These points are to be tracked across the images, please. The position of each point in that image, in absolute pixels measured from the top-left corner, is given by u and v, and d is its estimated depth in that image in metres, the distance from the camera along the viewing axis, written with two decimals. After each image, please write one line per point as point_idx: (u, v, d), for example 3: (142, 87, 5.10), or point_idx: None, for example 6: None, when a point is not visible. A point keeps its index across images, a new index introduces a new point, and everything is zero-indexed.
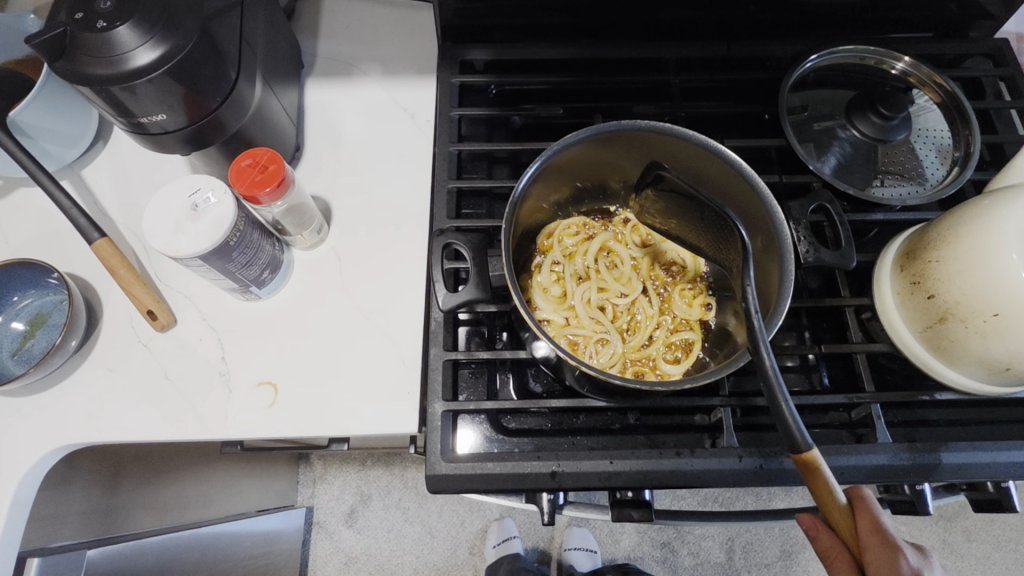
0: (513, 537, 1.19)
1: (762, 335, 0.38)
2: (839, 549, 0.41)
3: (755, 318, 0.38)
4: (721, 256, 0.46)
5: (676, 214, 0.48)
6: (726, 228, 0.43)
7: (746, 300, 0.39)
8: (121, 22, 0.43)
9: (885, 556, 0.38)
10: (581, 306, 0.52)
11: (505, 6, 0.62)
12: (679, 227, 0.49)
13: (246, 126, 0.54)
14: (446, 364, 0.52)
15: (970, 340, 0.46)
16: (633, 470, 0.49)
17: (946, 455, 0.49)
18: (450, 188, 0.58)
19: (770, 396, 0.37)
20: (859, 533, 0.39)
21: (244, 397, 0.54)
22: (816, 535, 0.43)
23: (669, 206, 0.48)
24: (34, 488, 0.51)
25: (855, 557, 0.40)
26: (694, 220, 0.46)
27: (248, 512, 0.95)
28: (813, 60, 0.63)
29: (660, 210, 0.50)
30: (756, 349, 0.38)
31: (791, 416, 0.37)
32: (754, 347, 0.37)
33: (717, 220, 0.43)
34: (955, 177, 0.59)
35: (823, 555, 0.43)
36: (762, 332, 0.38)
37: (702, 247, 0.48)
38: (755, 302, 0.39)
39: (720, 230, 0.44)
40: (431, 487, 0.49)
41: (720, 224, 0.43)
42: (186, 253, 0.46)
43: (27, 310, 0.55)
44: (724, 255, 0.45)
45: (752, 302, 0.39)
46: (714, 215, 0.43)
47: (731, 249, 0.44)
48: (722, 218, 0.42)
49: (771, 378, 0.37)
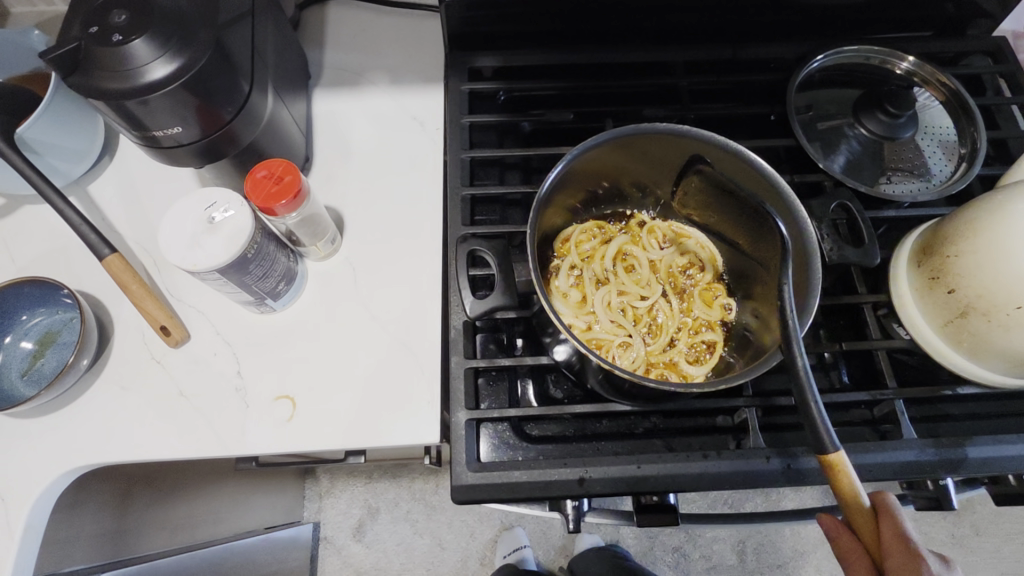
0: (523, 547, 1.18)
1: (796, 333, 0.38)
2: (859, 551, 0.41)
3: (788, 317, 0.39)
4: (761, 254, 0.47)
5: (717, 209, 0.49)
6: (763, 223, 0.44)
7: (782, 299, 0.39)
8: (136, 36, 0.42)
9: (908, 563, 0.38)
10: (601, 310, 0.52)
11: (512, 13, 0.62)
12: (719, 222, 0.50)
13: (258, 138, 0.53)
14: (467, 372, 0.51)
15: (992, 332, 0.46)
16: (661, 474, 0.49)
17: (970, 449, 0.50)
18: (464, 195, 0.58)
19: (800, 394, 0.37)
20: (881, 537, 0.39)
21: (261, 411, 0.53)
22: (836, 537, 0.43)
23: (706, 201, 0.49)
24: (46, 512, 0.50)
25: (874, 559, 0.40)
26: (735, 216, 0.47)
27: (256, 529, 0.93)
28: (819, 60, 0.64)
29: (699, 205, 0.51)
30: (789, 347, 0.38)
31: (819, 415, 0.37)
32: (788, 346, 0.37)
33: (758, 217, 0.44)
34: (963, 173, 0.60)
35: (841, 557, 0.43)
36: (796, 331, 0.38)
37: (740, 243, 0.49)
38: (791, 300, 0.39)
39: (757, 227, 0.45)
40: (457, 498, 0.48)
41: (758, 221, 0.44)
42: (204, 267, 0.45)
43: (36, 328, 0.54)
44: (775, 244, 0.43)
45: (786, 300, 0.39)
46: (754, 212, 0.44)
47: (770, 245, 0.44)
48: (760, 214, 0.43)
49: (802, 377, 0.37)
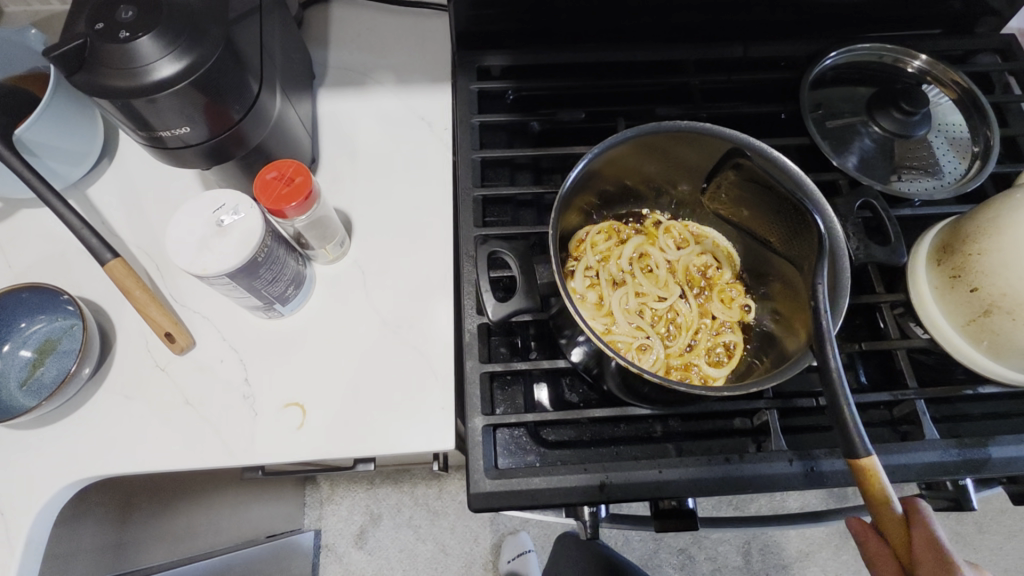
0: (528, 551, 1.17)
1: (829, 332, 0.38)
2: (887, 556, 0.40)
3: (823, 316, 0.38)
4: (793, 253, 0.46)
5: (751, 206, 0.49)
6: (801, 221, 0.44)
7: (816, 298, 0.39)
8: (143, 32, 0.41)
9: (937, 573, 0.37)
10: (619, 311, 0.51)
11: (521, 11, 0.61)
12: (751, 218, 0.50)
13: (266, 139, 0.52)
14: (483, 377, 0.50)
15: (1017, 331, 0.45)
16: (682, 479, 0.48)
17: (993, 449, 0.49)
18: (475, 196, 0.57)
19: (831, 396, 0.36)
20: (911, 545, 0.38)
21: (271, 419, 0.52)
22: (864, 540, 0.42)
23: (741, 196, 0.49)
24: (48, 527, 0.48)
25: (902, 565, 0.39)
26: (772, 213, 0.47)
27: (258, 538, 0.91)
28: (831, 58, 0.64)
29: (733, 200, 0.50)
30: (821, 347, 0.37)
31: (850, 418, 0.36)
32: (821, 346, 0.37)
33: (796, 214, 0.44)
34: (978, 171, 0.59)
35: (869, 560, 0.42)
36: (829, 331, 0.38)
37: (770, 241, 0.49)
38: (825, 300, 0.38)
39: (793, 225, 0.45)
40: (475, 507, 0.47)
41: (797, 219, 0.44)
42: (213, 271, 0.43)
43: (35, 336, 0.53)
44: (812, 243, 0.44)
45: (821, 300, 0.39)
46: (793, 209, 0.44)
47: (806, 244, 0.44)
48: (799, 210, 0.43)
49: (835, 379, 0.36)
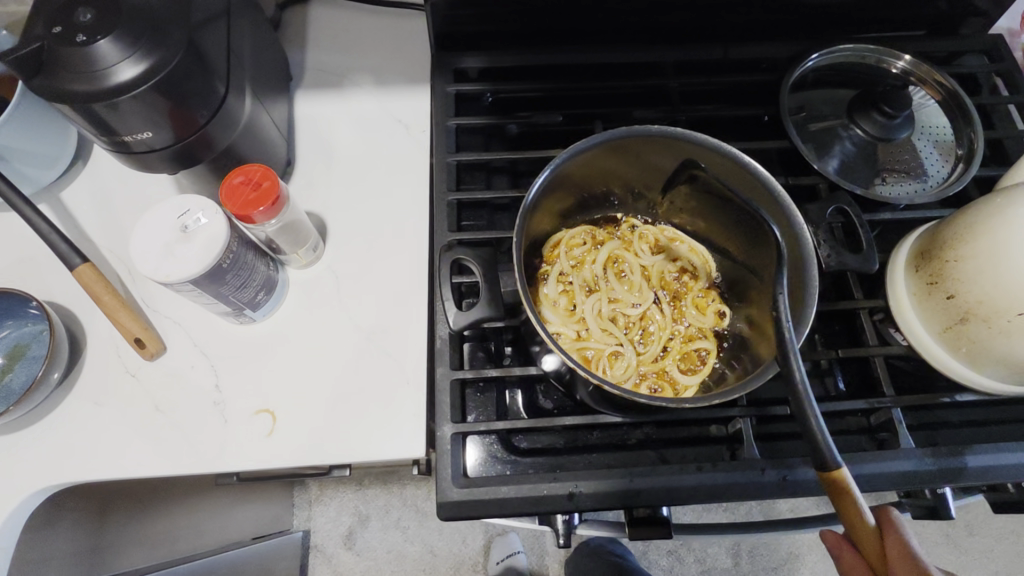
0: (517, 552, 1.17)
1: (792, 344, 0.37)
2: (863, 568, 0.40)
3: (785, 326, 0.37)
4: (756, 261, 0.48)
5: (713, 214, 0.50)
6: (759, 229, 0.45)
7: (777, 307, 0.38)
8: (102, 35, 0.40)
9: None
10: (591, 318, 0.51)
11: (498, 12, 0.60)
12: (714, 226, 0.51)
13: (236, 142, 0.51)
14: (454, 384, 0.50)
15: (992, 340, 0.45)
16: (653, 487, 0.47)
17: (969, 458, 0.48)
18: (450, 200, 0.56)
19: (799, 409, 0.36)
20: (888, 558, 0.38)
21: (241, 426, 0.51)
22: (840, 554, 0.42)
23: (708, 205, 0.50)
24: (15, 534, 0.48)
25: None
26: (732, 222, 0.49)
27: (243, 540, 0.91)
28: (812, 60, 0.63)
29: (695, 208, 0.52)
30: (785, 358, 0.37)
31: (820, 429, 0.35)
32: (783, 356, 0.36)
33: (754, 223, 0.45)
34: (960, 174, 0.59)
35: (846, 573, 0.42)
36: (791, 341, 0.37)
37: (733, 247, 0.51)
38: (786, 309, 0.38)
39: (753, 233, 0.46)
40: (444, 515, 0.47)
41: (755, 229, 0.46)
42: (177, 277, 0.43)
43: (4, 342, 0.52)
44: (769, 252, 0.45)
45: (782, 307, 0.38)
46: (751, 218, 0.45)
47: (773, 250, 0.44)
48: (756, 220, 0.45)
49: (801, 391, 0.36)
